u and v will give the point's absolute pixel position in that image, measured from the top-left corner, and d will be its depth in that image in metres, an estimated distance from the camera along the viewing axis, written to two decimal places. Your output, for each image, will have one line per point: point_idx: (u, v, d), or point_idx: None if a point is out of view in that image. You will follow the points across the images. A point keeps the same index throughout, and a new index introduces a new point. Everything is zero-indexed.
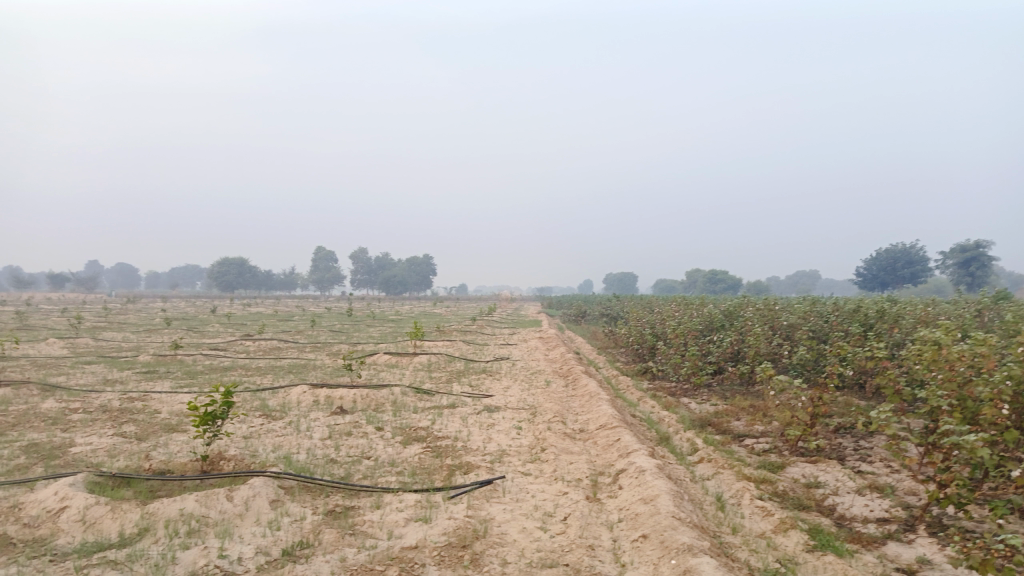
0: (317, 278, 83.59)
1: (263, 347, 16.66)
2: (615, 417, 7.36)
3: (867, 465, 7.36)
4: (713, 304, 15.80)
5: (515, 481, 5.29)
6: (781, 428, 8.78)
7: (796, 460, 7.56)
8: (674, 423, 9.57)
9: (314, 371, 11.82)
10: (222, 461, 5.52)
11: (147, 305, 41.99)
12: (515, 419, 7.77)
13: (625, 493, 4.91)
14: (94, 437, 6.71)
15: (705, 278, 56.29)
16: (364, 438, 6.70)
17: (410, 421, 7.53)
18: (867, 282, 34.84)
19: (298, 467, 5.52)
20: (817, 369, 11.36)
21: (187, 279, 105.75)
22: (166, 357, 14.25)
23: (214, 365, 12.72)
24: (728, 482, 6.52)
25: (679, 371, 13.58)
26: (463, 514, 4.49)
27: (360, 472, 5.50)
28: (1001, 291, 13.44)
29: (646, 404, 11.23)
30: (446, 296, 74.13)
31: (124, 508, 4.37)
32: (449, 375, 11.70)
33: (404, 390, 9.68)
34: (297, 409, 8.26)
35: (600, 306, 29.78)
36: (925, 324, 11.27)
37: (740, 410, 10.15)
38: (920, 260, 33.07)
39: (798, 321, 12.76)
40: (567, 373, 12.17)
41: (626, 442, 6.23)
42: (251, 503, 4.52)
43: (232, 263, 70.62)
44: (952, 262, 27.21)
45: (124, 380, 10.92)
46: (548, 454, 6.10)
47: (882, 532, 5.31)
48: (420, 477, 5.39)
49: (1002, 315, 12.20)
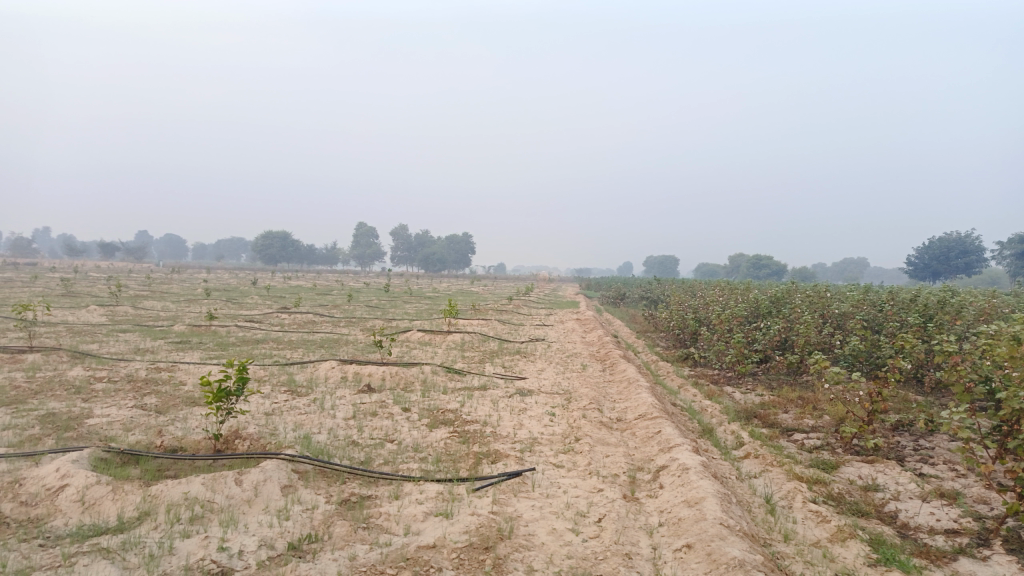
0: (358, 253, 84.20)
1: (297, 320, 16.54)
2: (655, 407, 6.90)
3: (929, 468, 6.79)
4: (759, 290, 15.14)
5: (546, 474, 4.88)
6: (833, 425, 8.23)
7: (851, 459, 7.02)
8: (718, 414, 9.06)
9: (346, 347, 11.55)
10: (237, 440, 5.22)
11: (191, 276, 42.47)
12: (549, 404, 7.35)
13: (666, 493, 4.48)
14: (113, 409, 6.49)
15: (748, 262, 55.03)
16: (389, 420, 6.36)
17: (439, 403, 7.17)
18: (918, 272, 33.50)
19: (316, 450, 5.19)
20: (872, 361, 10.72)
21: (231, 251, 107.52)
22: (200, 327, 14.18)
23: (246, 338, 12.56)
24: (778, 481, 6.04)
25: (722, 358, 13.00)
26: (487, 509, 4.10)
27: (381, 457, 5.15)
28: None
29: (687, 392, 10.73)
30: (484, 274, 73.97)
31: (126, 489, 4.08)
32: (482, 355, 11.33)
33: (435, 369, 9.33)
34: (324, 385, 7.97)
35: (640, 289, 29.16)
36: (990, 317, 10.54)
37: (788, 402, 9.59)
38: (976, 250, 31.65)
39: (850, 310, 12.11)
40: (605, 357, 11.70)
41: (667, 435, 5.78)
42: (261, 488, 4.20)
43: (274, 235, 71.42)
44: (1009, 252, 25.88)
45: (155, 350, 10.80)
46: (583, 444, 5.68)
47: (952, 546, 4.77)
48: (445, 465, 5.02)
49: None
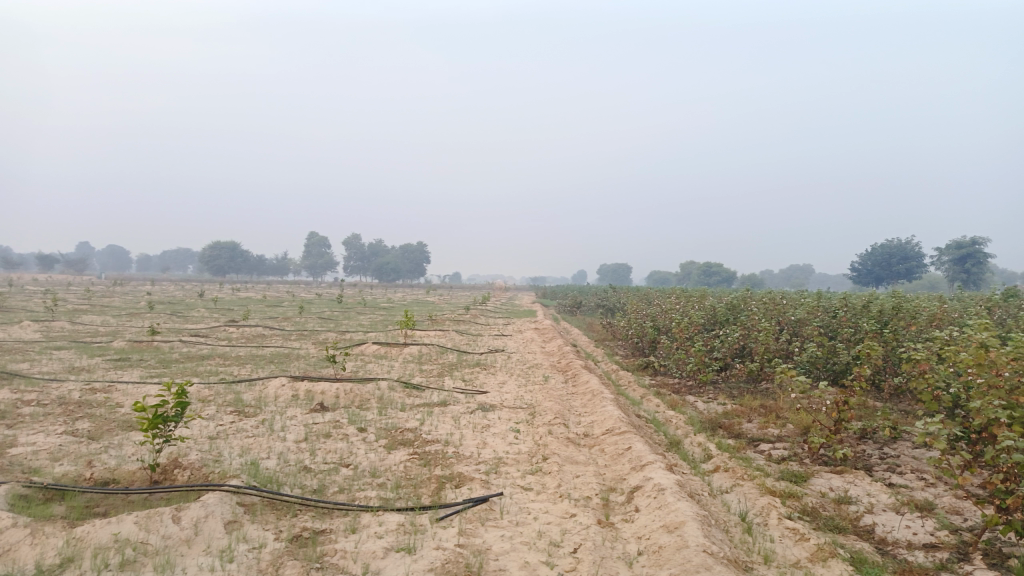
0: (310, 264, 82.70)
1: (246, 334, 15.89)
2: (622, 421, 6.68)
3: (898, 478, 6.71)
4: (715, 297, 15.11)
5: (514, 498, 4.58)
6: (799, 435, 8.12)
7: (820, 470, 6.89)
8: (682, 425, 8.89)
9: (297, 362, 11.06)
10: (177, 470, 4.79)
11: (136, 288, 40.93)
12: (512, 421, 7.05)
13: (643, 517, 4.22)
14: (40, 436, 5.96)
15: (700, 270, 55.68)
16: (344, 442, 5.98)
17: (396, 421, 6.81)
18: (862, 278, 34.33)
19: (264, 478, 4.79)
20: (830, 368, 10.72)
21: (178, 262, 104.56)
22: (142, 343, 13.47)
23: (191, 354, 11.95)
24: (751, 496, 5.86)
25: (683, 367, 12.88)
26: (454, 542, 3.78)
27: (336, 484, 4.79)
28: (1012, 289, 12.84)
29: (650, 402, 10.56)
30: (438, 284, 73.43)
31: (47, 532, 3.62)
32: (440, 368, 10.98)
33: (392, 384, 8.94)
34: (274, 404, 7.52)
35: (596, 298, 29.12)
36: (941, 322, 10.66)
37: (751, 410, 9.49)
38: (916, 256, 32.53)
39: (806, 317, 12.13)
40: (566, 368, 11.46)
41: (638, 452, 5.54)
42: (202, 525, 3.80)
43: (223, 247, 69.61)
44: (946, 258, 26.67)
45: (91, 368, 10.13)
46: (551, 464, 5.40)
47: (934, 562, 4.62)
48: (405, 491, 4.68)
49: (1014, 312, 11.61)
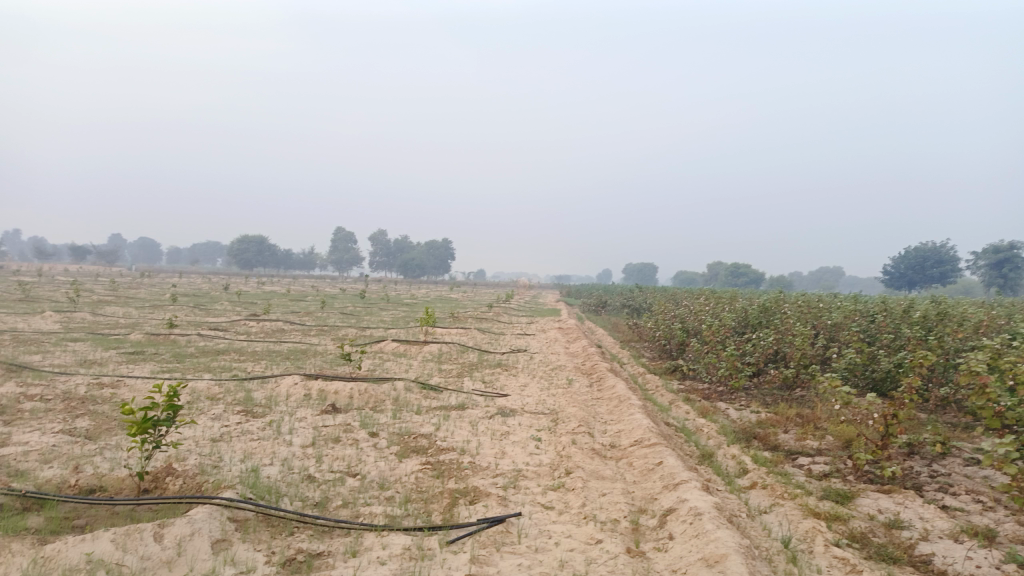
0: (336, 259, 82.90)
1: (265, 328, 15.59)
2: (652, 431, 6.21)
3: (951, 499, 6.15)
4: (746, 299, 14.50)
5: (534, 519, 4.15)
6: (840, 449, 7.57)
7: (866, 489, 6.36)
8: (714, 435, 8.40)
9: (313, 359, 10.71)
10: (169, 477, 4.42)
11: (163, 282, 41.11)
12: (533, 428, 6.62)
13: (678, 546, 3.78)
14: (36, 434, 5.65)
15: (727, 270, 54.73)
16: (353, 448, 5.59)
17: (410, 426, 6.40)
18: (894, 281, 33.34)
19: (262, 488, 4.41)
20: (869, 375, 10.14)
21: (206, 255, 105.57)
22: (159, 336, 13.21)
23: (207, 349, 11.66)
24: (793, 518, 5.37)
25: (713, 372, 12.33)
26: (464, 571, 3.36)
27: (340, 497, 4.40)
28: None
29: (679, 409, 10.06)
30: (461, 280, 73.22)
31: (15, 550, 3.26)
32: (460, 368, 10.56)
33: (409, 385, 8.53)
34: (284, 404, 7.16)
35: (622, 298, 28.56)
36: (988, 330, 10.04)
37: (787, 420, 8.96)
38: (950, 260, 31.44)
39: (843, 321, 11.54)
40: (591, 370, 10.98)
41: (670, 468, 5.08)
42: (186, 545, 3.42)
43: (250, 240, 70.06)
44: (983, 262, 25.65)
45: (103, 362, 9.87)
46: (575, 479, 4.94)
47: None
48: (415, 508, 4.27)
49: None
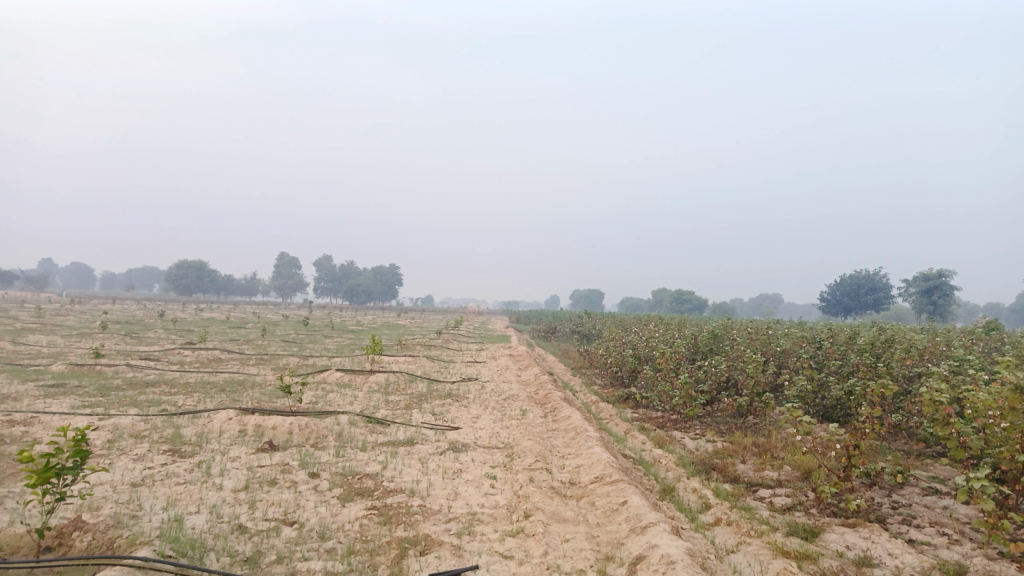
0: (279, 285, 81.06)
1: (201, 358, 14.78)
2: (613, 466, 5.89)
3: (916, 532, 5.99)
4: (695, 325, 14.43)
5: (492, 571, 3.77)
6: (799, 480, 7.38)
7: (831, 523, 6.15)
8: (672, 467, 8.15)
9: (250, 391, 10.07)
10: (76, 533, 3.89)
11: (93, 308, 39.44)
12: (487, 465, 6.22)
13: None
14: None
15: (670, 297, 55.38)
16: (290, 492, 5.10)
17: (355, 465, 5.93)
18: (830, 307, 34.16)
19: (185, 543, 3.91)
20: (820, 403, 10.07)
21: (143, 280, 102.06)
22: (83, 367, 12.33)
23: (136, 381, 10.89)
24: (762, 559, 5.10)
25: (666, 400, 12.14)
26: None
27: (275, 551, 3.93)
28: (991, 323, 12.47)
29: (634, 440, 9.79)
30: (407, 307, 72.34)
31: None
32: (408, 399, 10.09)
33: (353, 418, 8.04)
34: (216, 442, 6.60)
35: (570, 324, 28.41)
36: (932, 356, 10.11)
37: (744, 449, 8.76)
38: (883, 287, 32.39)
39: (791, 347, 11.51)
40: (543, 400, 10.64)
41: (635, 508, 4.76)
42: None
43: (190, 266, 68.02)
44: (914, 290, 26.45)
45: (17, 396, 9.06)
46: (535, 523, 4.57)
47: None
48: (359, 562, 3.83)
49: (998, 346, 11.17)
